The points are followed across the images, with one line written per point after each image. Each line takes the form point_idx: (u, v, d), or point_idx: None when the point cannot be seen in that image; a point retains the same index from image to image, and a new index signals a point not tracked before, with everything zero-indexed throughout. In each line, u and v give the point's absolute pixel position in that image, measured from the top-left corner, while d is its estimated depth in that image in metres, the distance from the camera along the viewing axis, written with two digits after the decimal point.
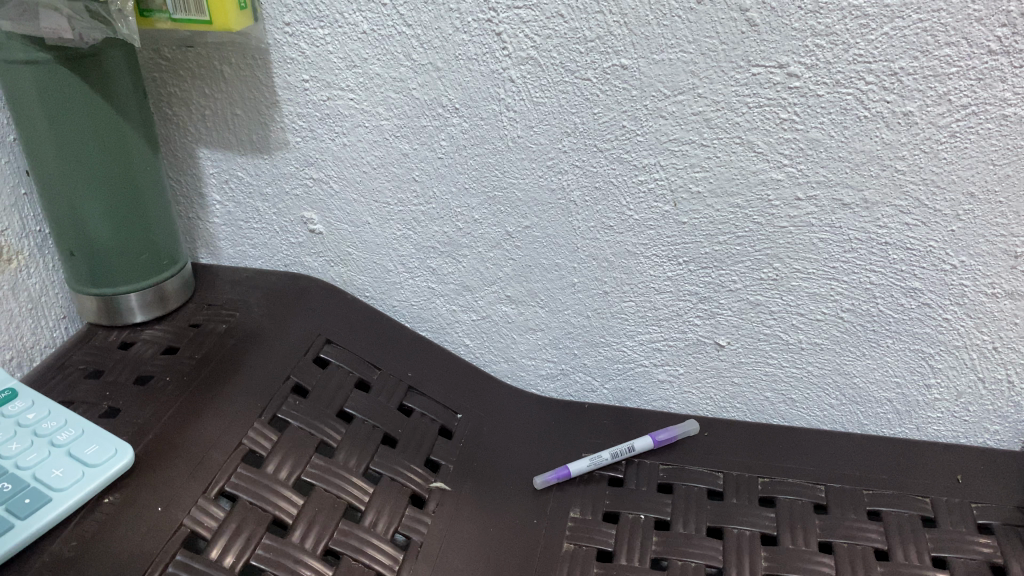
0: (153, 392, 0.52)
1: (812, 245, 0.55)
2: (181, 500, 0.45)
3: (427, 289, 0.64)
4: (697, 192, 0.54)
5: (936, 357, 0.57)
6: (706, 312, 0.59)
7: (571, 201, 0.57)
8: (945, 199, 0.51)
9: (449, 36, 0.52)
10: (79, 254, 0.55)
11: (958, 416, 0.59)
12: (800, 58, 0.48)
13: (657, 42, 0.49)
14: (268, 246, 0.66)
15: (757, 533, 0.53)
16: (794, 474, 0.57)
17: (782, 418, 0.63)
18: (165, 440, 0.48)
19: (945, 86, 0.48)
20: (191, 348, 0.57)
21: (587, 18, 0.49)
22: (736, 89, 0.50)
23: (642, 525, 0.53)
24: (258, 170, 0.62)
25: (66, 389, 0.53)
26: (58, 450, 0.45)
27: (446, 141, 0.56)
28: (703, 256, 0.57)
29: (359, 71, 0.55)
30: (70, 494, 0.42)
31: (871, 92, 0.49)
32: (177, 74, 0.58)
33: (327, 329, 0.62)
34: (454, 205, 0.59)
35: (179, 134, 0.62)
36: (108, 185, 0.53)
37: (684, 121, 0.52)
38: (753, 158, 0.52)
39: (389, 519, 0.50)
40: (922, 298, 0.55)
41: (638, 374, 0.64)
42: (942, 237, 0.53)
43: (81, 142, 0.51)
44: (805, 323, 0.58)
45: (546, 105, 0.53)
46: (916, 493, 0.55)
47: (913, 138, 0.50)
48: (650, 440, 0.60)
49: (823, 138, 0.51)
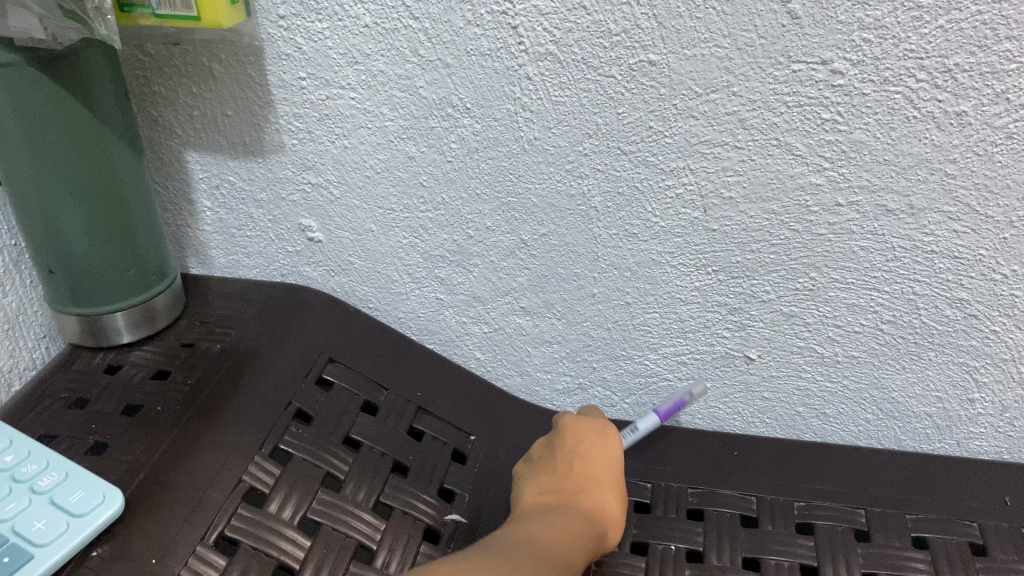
0: (143, 424, 0.49)
1: (852, 254, 0.50)
2: (177, 549, 0.41)
3: (435, 300, 0.60)
4: (729, 197, 0.49)
5: (980, 371, 0.53)
6: (735, 325, 0.55)
7: (592, 207, 0.52)
8: (999, 204, 0.46)
9: (459, 31, 0.47)
10: (58, 272, 0.51)
11: (1003, 432, 0.56)
12: (845, 53, 0.42)
13: (688, 36, 0.43)
14: (263, 255, 0.62)
15: (797, 564, 0.49)
16: (830, 497, 0.54)
17: (814, 434, 0.60)
18: (158, 479, 0.44)
19: (1003, 83, 0.41)
20: (183, 372, 0.54)
21: (612, 10, 0.43)
22: (774, 87, 0.44)
23: (674, 557, 0.50)
24: (252, 175, 0.57)
25: (49, 424, 0.50)
26: (40, 498, 0.41)
27: (456, 143, 0.52)
28: (734, 266, 0.52)
29: (361, 68, 0.50)
30: (55, 550, 0.39)
31: (922, 90, 0.42)
32: (162, 71, 0.54)
33: (330, 347, 0.58)
34: (465, 212, 0.55)
35: (165, 136, 0.57)
36: (89, 199, 0.49)
37: (717, 122, 0.46)
38: (791, 161, 0.46)
39: (402, 559, 0.46)
40: (969, 309, 0.51)
41: (661, 389, 0.60)
42: (993, 245, 0.47)
43: (59, 153, 0.46)
44: (842, 335, 0.54)
45: (565, 104, 0.48)
46: (963, 517, 0.52)
47: (966, 140, 0.44)
48: (655, 418, 0.59)
49: (868, 140, 0.45)
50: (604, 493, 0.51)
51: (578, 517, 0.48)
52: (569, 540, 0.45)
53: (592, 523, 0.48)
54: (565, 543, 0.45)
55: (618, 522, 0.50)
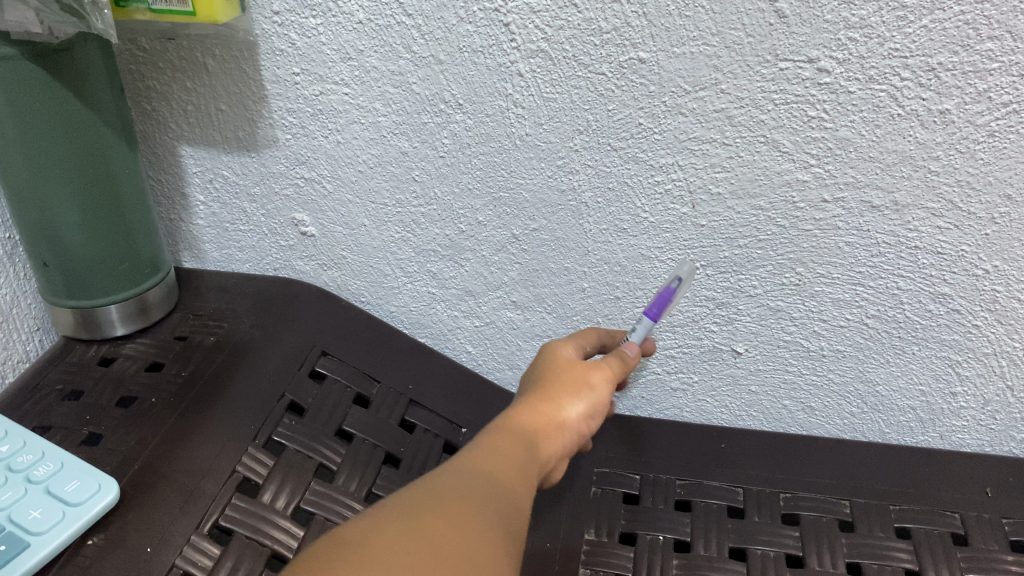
0: (137, 416, 0.49)
1: (838, 249, 0.50)
2: (171, 538, 0.42)
3: (426, 294, 0.61)
4: (717, 193, 0.50)
5: (963, 365, 0.54)
6: (723, 319, 0.56)
7: (583, 202, 0.53)
8: (980, 201, 0.46)
9: (452, 27, 0.47)
10: (53, 265, 0.52)
11: (985, 425, 0.57)
12: (831, 52, 0.43)
13: (678, 34, 0.44)
14: (256, 249, 0.63)
15: (783, 554, 0.50)
16: (815, 489, 0.55)
17: (800, 427, 0.61)
18: (152, 470, 0.45)
19: (985, 82, 0.42)
20: (177, 365, 0.54)
21: (603, 8, 0.44)
22: (762, 84, 0.45)
23: (662, 547, 0.51)
24: (245, 169, 0.58)
25: (43, 413, 0.50)
26: (35, 488, 0.42)
27: (448, 139, 0.52)
28: (721, 261, 0.53)
29: (355, 64, 0.50)
30: (51, 538, 0.39)
31: (906, 88, 0.43)
32: (156, 66, 0.54)
33: (323, 340, 0.59)
34: (457, 206, 0.55)
35: (159, 130, 0.57)
36: (84, 191, 0.49)
37: (706, 119, 0.47)
38: (778, 158, 0.47)
39: None
40: (951, 304, 0.51)
41: (650, 382, 0.61)
42: (975, 241, 0.48)
43: (53, 146, 0.47)
44: (827, 329, 0.55)
45: (557, 100, 0.48)
46: (945, 508, 0.53)
47: (950, 138, 0.44)
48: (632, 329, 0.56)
49: (853, 137, 0.45)
50: (555, 388, 0.41)
51: (517, 412, 0.39)
52: (517, 446, 0.36)
53: (536, 406, 0.39)
54: (515, 445, 0.36)
55: (579, 390, 0.41)
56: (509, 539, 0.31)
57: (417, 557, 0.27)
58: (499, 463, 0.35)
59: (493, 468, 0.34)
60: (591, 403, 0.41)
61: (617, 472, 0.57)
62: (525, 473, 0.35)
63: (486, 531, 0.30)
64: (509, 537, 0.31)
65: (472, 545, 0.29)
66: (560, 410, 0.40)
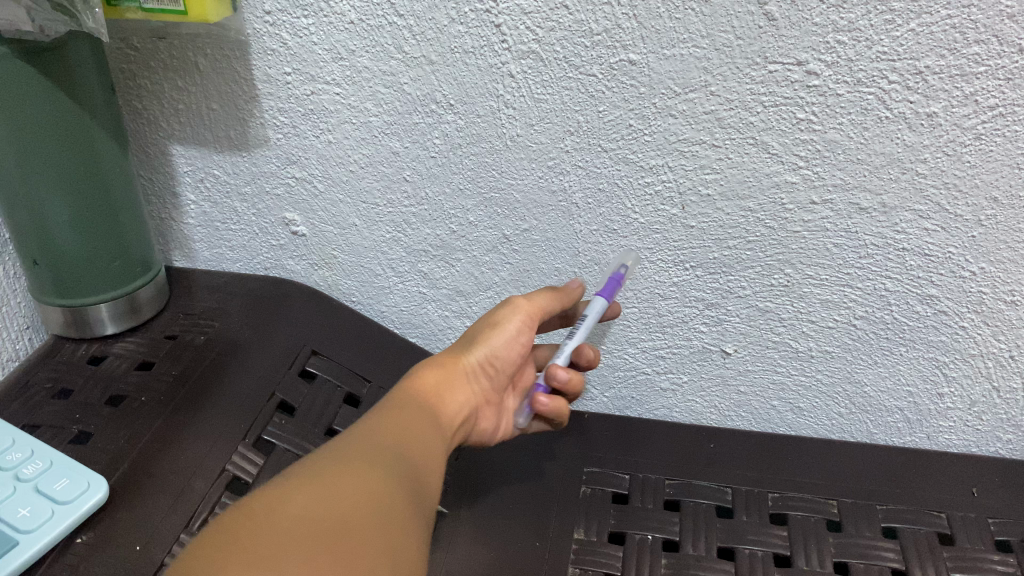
0: (126, 415, 0.49)
1: (826, 251, 0.51)
2: (161, 536, 0.42)
3: (417, 294, 0.61)
4: (707, 195, 0.50)
5: (950, 366, 0.55)
6: (712, 320, 0.56)
7: (573, 203, 0.53)
8: (967, 204, 0.47)
9: (444, 28, 0.47)
10: (43, 263, 0.51)
11: (971, 425, 0.57)
12: (820, 55, 0.43)
13: (668, 36, 0.44)
14: (246, 249, 0.63)
15: (770, 553, 0.51)
16: (803, 488, 0.56)
17: (788, 427, 0.61)
18: (141, 469, 0.46)
19: (972, 86, 0.42)
20: (167, 364, 0.55)
21: (594, 9, 0.44)
22: (751, 87, 0.45)
23: (650, 547, 0.51)
24: (236, 169, 0.58)
25: (33, 411, 0.50)
26: (24, 486, 0.43)
27: (440, 139, 0.52)
28: (711, 262, 0.53)
29: (346, 64, 0.51)
30: (40, 536, 0.40)
31: (894, 91, 0.44)
32: (148, 65, 0.54)
33: (314, 339, 0.59)
34: (448, 206, 0.56)
35: (150, 129, 0.58)
36: (74, 188, 0.49)
37: (695, 121, 0.47)
38: (767, 160, 0.47)
39: None
40: (938, 306, 0.52)
41: (640, 382, 0.61)
42: (961, 243, 0.48)
43: (44, 144, 0.47)
44: (816, 330, 0.55)
45: (548, 102, 0.49)
46: (932, 508, 0.54)
47: (937, 141, 0.45)
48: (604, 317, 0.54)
49: (841, 140, 0.46)
50: (456, 348, 0.47)
51: (419, 369, 0.45)
52: (417, 398, 0.42)
53: (435, 362, 0.45)
54: (414, 397, 0.42)
55: (480, 343, 0.48)
56: (407, 464, 0.36)
57: (321, 481, 0.32)
58: (399, 411, 0.40)
59: (393, 415, 0.40)
60: (491, 349, 0.48)
61: (606, 471, 0.57)
62: (427, 426, 0.40)
63: (383, 459, 0.35)
64: (407, 463, 0.36)
65: (369, 468, 0.34)
66: (457, 364, 0.46)
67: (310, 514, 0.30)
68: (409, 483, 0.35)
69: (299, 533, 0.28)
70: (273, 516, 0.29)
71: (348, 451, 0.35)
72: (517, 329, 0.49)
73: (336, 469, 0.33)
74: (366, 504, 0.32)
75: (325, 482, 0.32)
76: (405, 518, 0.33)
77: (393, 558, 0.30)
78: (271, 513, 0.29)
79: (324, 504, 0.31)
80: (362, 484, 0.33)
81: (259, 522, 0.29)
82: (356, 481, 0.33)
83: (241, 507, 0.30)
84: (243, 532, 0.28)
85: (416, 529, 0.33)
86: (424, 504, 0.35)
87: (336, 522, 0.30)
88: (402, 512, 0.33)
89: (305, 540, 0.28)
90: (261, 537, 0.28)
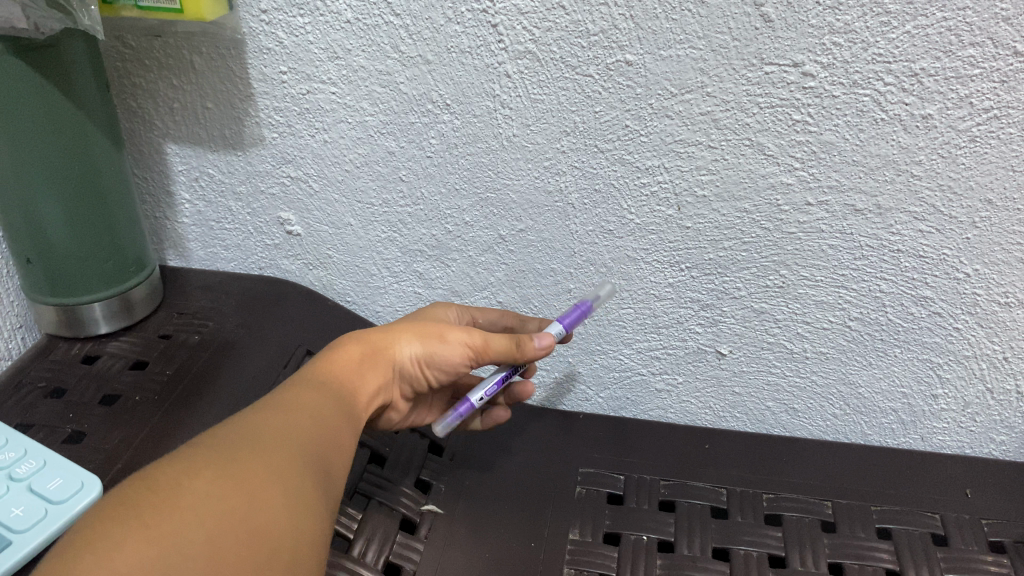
0: (120, 415, 0.50)
1: (822, 252, 0.51)
2: None
3: (412, 294, 0.61)
4: (703, 196, 0.50)
5: (944, 367, 0.55)
6: (707, 320, 0.56)
7: (569, 203, 0.53)
8: (962, 205, 0.47)
9: (440, 28, 0.47)
10: (36, 262, 0.51)
11: (964, 427, 0.57)
12: (816, 56, 0.43)
13: (664, 37, 0.44)
14: (241, 248, 0.63)
15: (765, 554, 0.51)
16: (797, 490, 0.56)
17: (783, 428, 0.61)
18: (136, 469, 0.46)
19: (966, 88, 0.42)
20: (161, 364, 0.55)
21: (590, 10, 0.44)
22: (747, 88, 0.45)
23: (645, 547, 0.51)
24: (230, 168, 0.58)
25: (26, 410, 0.50)
26: (17, 485, 0.43)
27: (435, 139, 0.52)
28: (706, 263, 0.53)
29: (342, 63, 0.50)
30: (33, 535, 0.40)
31: (889, 93, 0.44)
32: (143, 63, 0.54)
33: (308, 339, 0.60)
34: (444, 206, 0.56)
35: (145, 128, 0.57)
36: (68, 187, 0.49)
37: (691, 122, 0.47)
38: (762, 161, 0.48)
39: (378, 548, 0.48)
40: (933, 307, 0.52)
41: (635, 383, 0.61)
42: (956, 245, 0.49)
43: (38, 142, 0.46)
44: (811, 331, 0.55)
45: (544, 102, 0.48)
46: (926, 509, 0.54)
47: (932, 142, 0.45)
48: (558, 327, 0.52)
49: (837, 141, 0.46)
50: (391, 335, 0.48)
51: (346, 349, 0.47)
52: (335, 380, 0.44)
53: (364, 347, 0.47)
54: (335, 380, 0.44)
55: (418, 335, 0.48)
56: (314, 450, 0.39)
57: (228, 466, 0.35)
58: (316, 394, 0.42)
59: (306, 402, 0.42)
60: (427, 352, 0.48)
61: (601, 472, 0.57)
62: (340, 414, 0.43)
63: (290, 446, 0.38)
64: (314, 447, 0.39)
65: (275, 456, 0.37)
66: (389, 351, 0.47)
67: (209, 504, 0.33)
68: (314, 471, 0.38)
69: (196, 530, 0.32)
70: (170, 517, 0.32)
71: (256, 436, 0.38)
72: (457, 352, 0.48)
73: (244, 456, 0.36)
74: (267, 495, 0.35)
75: (231, 469, 0.35)
76: (305, 509, 0.36)
77: (286, 548, 0.34)
78: (173, 501, 0.32)
79: (226, 493, 0.34)
80: (264, 474, 0.35)
81: (159, 510, 0.32)
82: (260, 471, 0.35)
83: (148, 486, 0.33)
84: (145, 519, 0.31)
85: (316, 514, 0.37)
86: (328, 487, 0.38)
87: (234, 518, 0.33)
88: (303, 501, 0.36)
89: (201, 535, 0.32)
90: (158, 525, 0.31)
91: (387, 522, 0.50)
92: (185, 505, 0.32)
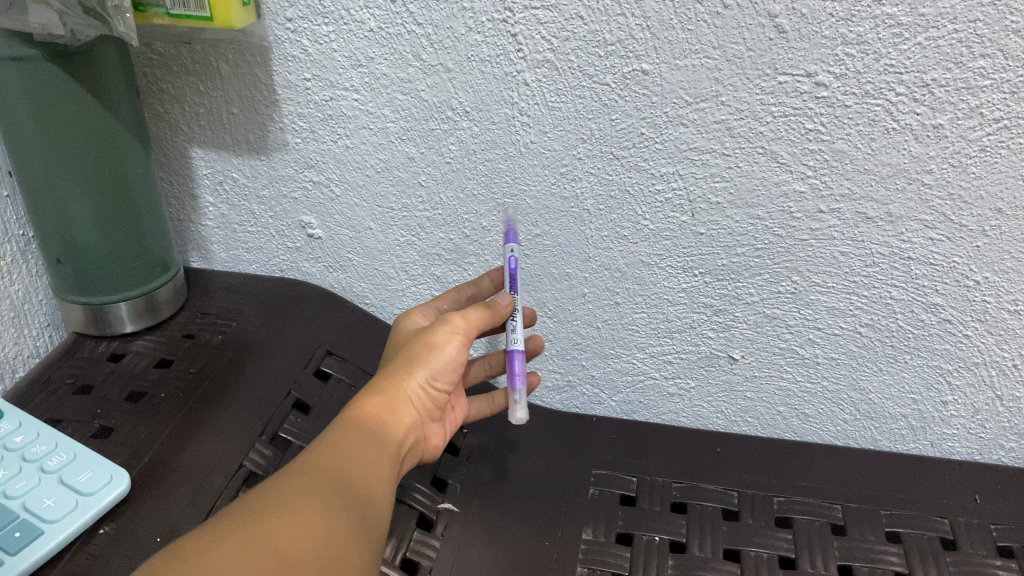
0: (146, 410, 0.51)
1: (833, 259, 0.52)
2: (179, 528, 0.44)
3: (430, 297, 0.62)
4: (716, 203, 0.51)
5: (954, 374, 0.56)
6: (720, 325, 0.57)
7: (585, 209, 0.54)
8: (972, 214, 0.48)
9: (461, 37, 0.48)
10: (65, 262, 0.53)
11: (974, 433, 0.58)
12: (828, 67, 0.44)
13: (680, 47, 0.45)
14: (263, 251, 0.64)
15: (776, 556, 0.51)
16: (807, 493, 0.56)
17: (793, 433, 0.62)
18: (162, 463, 0.47)
19: (977, 99, 0.43)
20: (186, 361, 0.56)
21: (608, 20, 0.45)
22: (762, 97, 0.46)
23: (658, 548, 0.52)
24: (254, 172, 0.59)
25: (56, 406, 0.52)
26: (48, 477, 0.44)
27: (455, 145, 0.53)
28: (719, 269, 0.54)
29: (365, 71, 0.52)
30: (65, 526, 0.42)
31: (901, 103, 0.45)
32: (170, 69, 0.55)
33: (328, 339, 0.61)
34: (462, 211, 0.57)
35: (170, 132, 0.59)
36: (98, 190, 0.51)
37: (706, 130, 0.48)
38: (776, 169, 0.49)
39: (396, 544, 0.50)
40: (943, 314, 0.53)
41: (647, 387, 0.62)
42: (966, 254, 0.49)
43: (70, 146, 0.48)
44: (822, 337, 0.56)
45: (561, 109, 0.50)
46: (935, 513, 0.55)
47: (942, 152, 0.46)
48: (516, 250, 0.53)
49: (849, 150, 0.47)
50: (394, 367, 0.46)
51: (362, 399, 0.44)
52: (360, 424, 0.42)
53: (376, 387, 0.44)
54: (365, 419, 0.42)
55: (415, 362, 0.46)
56: (345, 486, 0.37)
57: (257, 516, 0.33)
58: (346, 434, 0.40)
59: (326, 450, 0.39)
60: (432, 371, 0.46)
61: (615, 473, 0.58)
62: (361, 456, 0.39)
63: (317, 490, 0.36)
64: (342, 489, 0.37)
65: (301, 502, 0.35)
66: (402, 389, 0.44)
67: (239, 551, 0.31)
68: (348, 508, 0.36)
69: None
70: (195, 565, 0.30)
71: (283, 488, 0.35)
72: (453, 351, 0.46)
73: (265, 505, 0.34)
74: (295, 538, 0.33)
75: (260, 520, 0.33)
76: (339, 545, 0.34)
77: None
78: (202, 555, 0.31)
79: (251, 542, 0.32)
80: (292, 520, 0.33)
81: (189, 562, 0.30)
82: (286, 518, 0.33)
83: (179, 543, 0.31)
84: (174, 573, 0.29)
85: (356, 554, 0.35)
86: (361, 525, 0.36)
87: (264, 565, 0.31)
88: (338, 539, 0.34)
89: None
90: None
91: (405, 518, 0.51)
92: (215, 556, 0.31)
